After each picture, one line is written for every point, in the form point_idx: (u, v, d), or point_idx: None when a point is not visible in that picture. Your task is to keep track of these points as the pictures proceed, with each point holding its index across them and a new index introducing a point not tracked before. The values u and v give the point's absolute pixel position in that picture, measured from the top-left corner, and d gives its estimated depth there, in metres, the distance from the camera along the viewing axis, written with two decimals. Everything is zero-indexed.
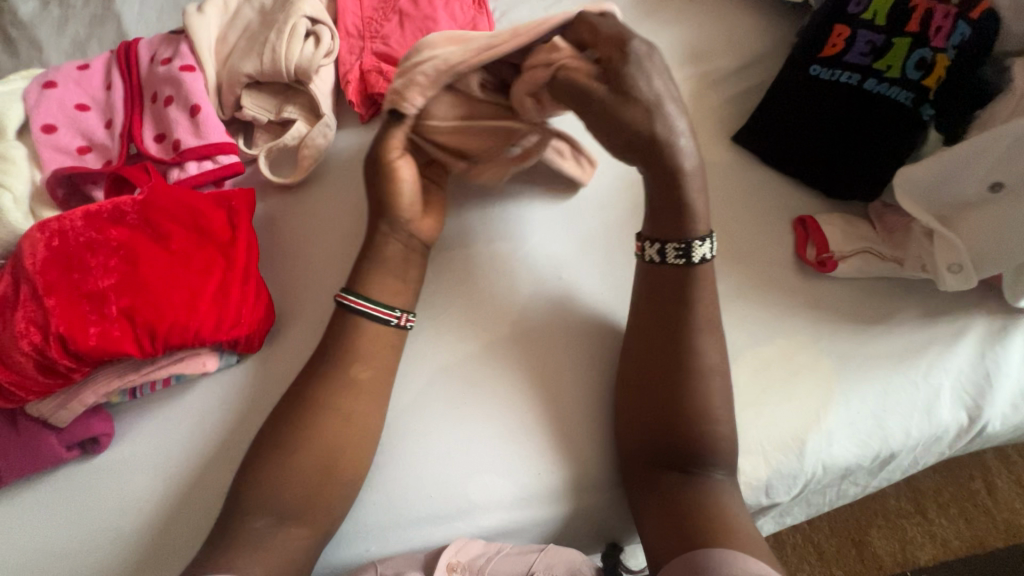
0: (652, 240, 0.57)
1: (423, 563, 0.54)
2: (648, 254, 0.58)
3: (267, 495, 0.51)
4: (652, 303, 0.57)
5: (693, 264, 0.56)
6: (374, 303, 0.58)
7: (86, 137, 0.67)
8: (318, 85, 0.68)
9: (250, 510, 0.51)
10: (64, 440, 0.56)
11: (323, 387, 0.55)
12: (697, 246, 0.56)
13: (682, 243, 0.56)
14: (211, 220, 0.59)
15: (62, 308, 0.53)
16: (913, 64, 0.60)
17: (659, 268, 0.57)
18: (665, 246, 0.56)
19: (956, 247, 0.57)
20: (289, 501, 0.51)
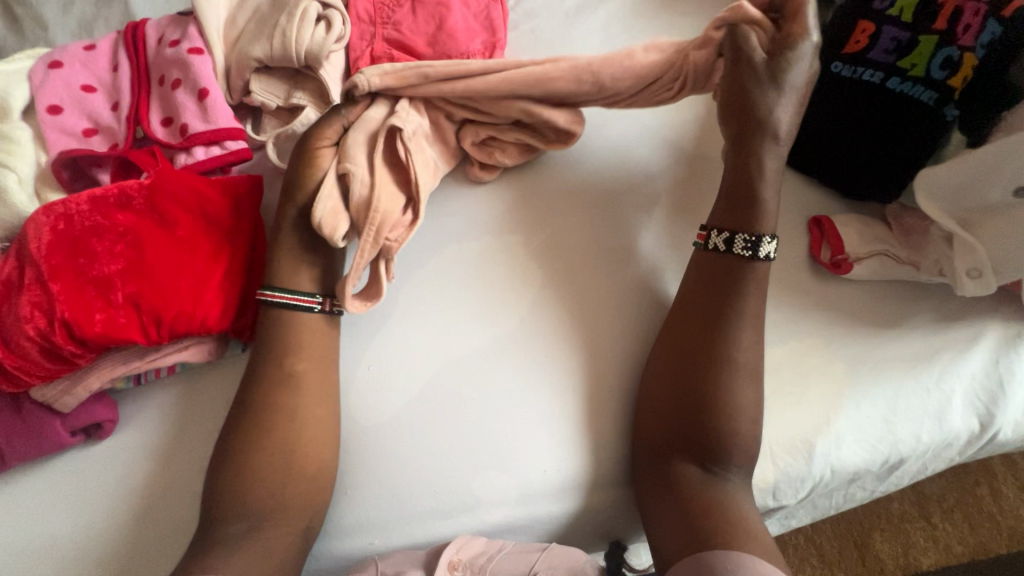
0: (719, 230, 0.58)
1: (424, 560, 0.54)
2: (713, 243, 0.58)
3: (240, 500, 0.52)
4: (684, 307, 0.58)
5: (758, 258, 0.56)
6: (294, 292, 0.58)
7: (92, 119, 0.66)
8: (328, 71, 0.67)
9: (226, 517, 0.51)
10: (68, 425, 0.55)
11: (292, 393, 0.55)
12: (764, 243, 0.57)
13: (751, 235, 0.57)
14: (218, 207, 0.58)
15: (66, 293, 0.52)
16: (938, 63, 0.58)
17: (723, 257, 0.57)
18: (734, 235, 0.57)
19: (976, 252, 0.57)
20: (257, 503, 0.52)
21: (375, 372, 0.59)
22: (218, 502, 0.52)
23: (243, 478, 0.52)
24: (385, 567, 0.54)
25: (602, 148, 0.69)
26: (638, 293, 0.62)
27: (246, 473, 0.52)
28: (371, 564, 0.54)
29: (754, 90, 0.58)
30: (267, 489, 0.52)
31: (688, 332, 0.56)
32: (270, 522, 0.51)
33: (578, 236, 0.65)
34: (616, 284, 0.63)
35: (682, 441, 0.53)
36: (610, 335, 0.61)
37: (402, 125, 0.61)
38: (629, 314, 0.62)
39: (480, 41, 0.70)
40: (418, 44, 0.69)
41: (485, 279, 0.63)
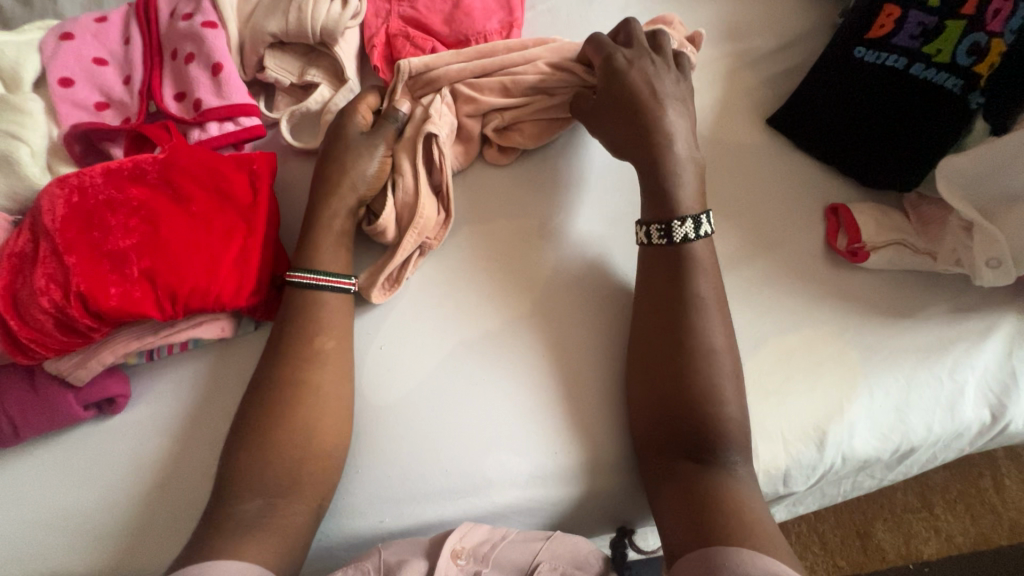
0: (641, 225, 0.59)
1: (425, 549, 0.54)
2: (638, 238, 0.60)
3: (252, 476, 0.51)
4: (682, 286, 0.56)
5: (676, 244, 0.57)
6: (329, 274, 0.58)
7: (105, 93, 0.65)
8: (343, 48, 0.66)
9: (239, 492, 0.50)
10: (81, 399, 0.56)
11: (314, 368, 0.55)
12: (677, 227, 0.57)
13: (662, 223, 0.57)
14: (233, 183, 0.58)
15: (81, 267, 0.52)
16: (965, 50, 0.58)
17: (653, 252, 0.58)
18: (648, 228, 0.58)
19: (996, 241, 0.55)
20: (273, 479, 0.51)
21: (388, 353, 0.59)
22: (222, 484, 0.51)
23: (245, 459, 0.52)
24: (389, 555, 0.53)
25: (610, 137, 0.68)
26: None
27: (248, 454, 0.52)
28: (374, 552, 0.54)
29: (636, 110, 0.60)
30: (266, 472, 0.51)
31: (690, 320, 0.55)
32: (276, 501, 0.51)
33: (591, 220, 0.64)
34: (632, 268, 0.62)
35: (690, 426, 0.52)
36: (624, 320, 0.60)
37: (438, 131, 0.62)
38: None
39: (497, 20, 0.69)
40: (434, 22, 0.68)
41: (498, 264, 0.63)
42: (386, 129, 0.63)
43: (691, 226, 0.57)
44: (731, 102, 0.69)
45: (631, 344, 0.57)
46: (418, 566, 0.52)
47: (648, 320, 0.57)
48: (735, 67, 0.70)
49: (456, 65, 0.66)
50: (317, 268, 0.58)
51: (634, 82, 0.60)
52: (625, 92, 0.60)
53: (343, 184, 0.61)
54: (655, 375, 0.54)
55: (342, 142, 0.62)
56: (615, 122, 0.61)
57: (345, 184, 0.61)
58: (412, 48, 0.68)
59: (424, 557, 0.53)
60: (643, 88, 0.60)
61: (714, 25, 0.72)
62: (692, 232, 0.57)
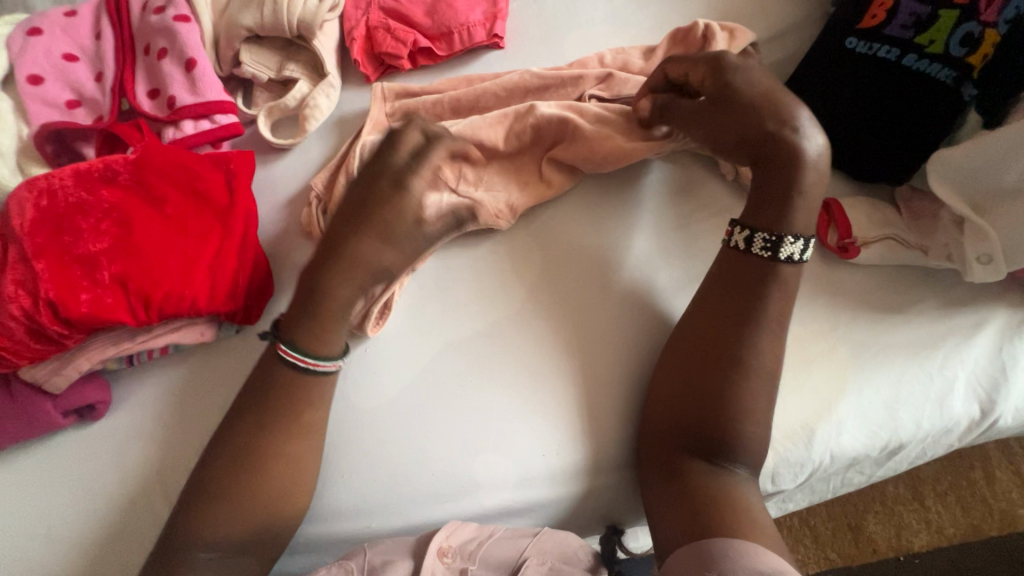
0: (742, 226, 0.55)
1: (412, 547, 0.54)
2: (734, 240, 0.55)
3: (214, 525, 0.49)
4: (722, 293, 0.55)
5: (777, 260, 0.53)
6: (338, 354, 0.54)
7: (76, 90, 0.63)
8: (322, 42, 0.64)
9: (197, 537, 0.49)
10: (60, 406, 0.54)
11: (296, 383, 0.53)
12: (787, 244, 0.53)
13: (772, 236, 0.53)
14: (209, 183, 0.56)
15: (52, 272, 0.51)
16: (958, 40, 0.56)
17: (742, 256, 0.54)
18: (754, 234, 0.54)
19: (987, 237, 0.55)
20: (239, 531, 0.49)
21: (373, 354, 0.58)
22: (205, 497, 0.49)
23: (231, 469, 0.50)
24: (374, 555, 0.53)
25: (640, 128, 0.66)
26: (643, 275, 0.61)
27: (235, 481, 0.50)
28: (359, 552, 0.53)
29: (762, 135, 0.53)
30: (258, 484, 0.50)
31: (693, 332, 0.55)
32: (245, 541, 0.50)
33: (581, 218, 0.63)
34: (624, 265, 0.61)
35: (685, 431, 0.52)
36: (614, 320, 0.59)
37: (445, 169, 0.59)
38: (636, 300, 0.60)
39: (480, 11, 0.67)
40: (415, 14, 0.67)
41: (486, 266, 0.62)
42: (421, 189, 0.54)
43: (799, 247, 0.53)
44: None
45: (670, 346, 0.56)
46: (404, 566, 0.52)
47: (682, 326, 0.56)
48: None
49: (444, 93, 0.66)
50: (324, 350, 0.53)
51: (749, 78, 0.55)
52: (750, 91, 0.54)
53: (369, 273, 0.54)
54: (666, 376, 0.54)
55: (388, 229, 0.53)
56: (738, 126, 0.54)
57: (371, 274, 0.54)
58: (393, 41, 0.66)
59: (410, 556, 0.53)
60: (761, 86, 0.54)
61: (705, 13, 0.70)
62: (797, 254, 0.53)
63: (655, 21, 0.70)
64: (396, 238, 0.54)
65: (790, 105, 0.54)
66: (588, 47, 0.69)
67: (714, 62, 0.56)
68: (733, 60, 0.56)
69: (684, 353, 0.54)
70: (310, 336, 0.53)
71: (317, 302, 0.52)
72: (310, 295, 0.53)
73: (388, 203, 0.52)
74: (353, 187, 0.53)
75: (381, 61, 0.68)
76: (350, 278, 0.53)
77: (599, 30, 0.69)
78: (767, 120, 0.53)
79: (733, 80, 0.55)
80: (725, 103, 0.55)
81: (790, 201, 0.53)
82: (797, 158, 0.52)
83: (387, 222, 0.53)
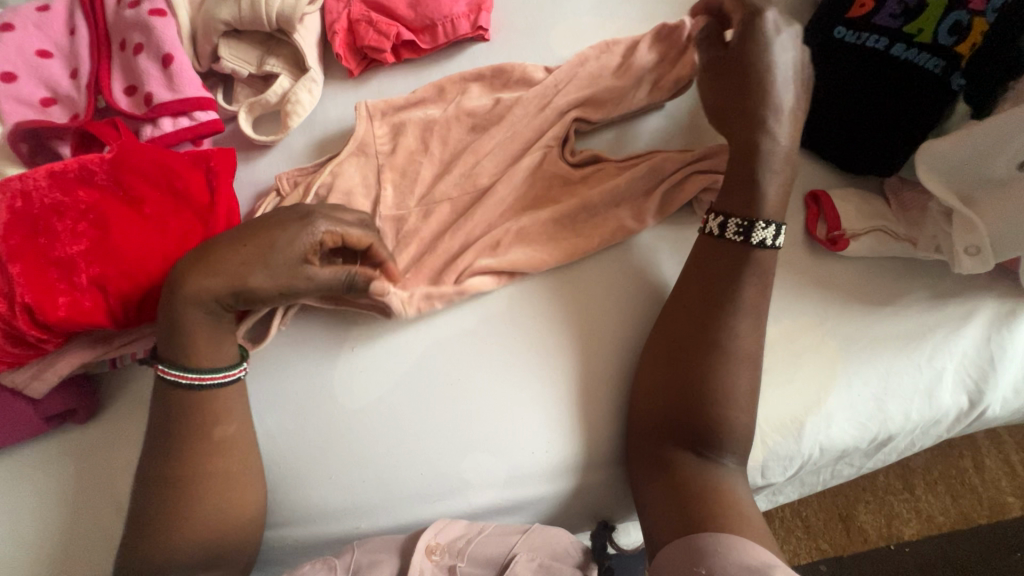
0: (715, 213, 0.55)
1: (401, 546, 0.53)
2: (709, 227, 0.56)
3: (175, 526, 0.49)
4: (699, 283, 0.55)
5: (750, 245, 0.53)
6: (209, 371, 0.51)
7: (51, 88, 0.62)
8: (303, 36, 0.63)
9: (159, 541, 0.48)
10: (42, 411, 0.54)
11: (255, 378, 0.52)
12: (758, 229, 0.53)
13: (744, 220, 0.54)
14: (187, 182, 0.55)
15: (27, 275, 0.50)
16: (946, 29, 0.56)
17: (717, 242, 0.55)
18: (727, 220, 0.54)
19: (975, 228, 0.54)
20: (200, 531, 0.49)
21: (358, 355, 0.58)
22: (178, 501, 0.49)
23: (212, 471, 0.50)
24: (361, 554, 0.52)
25: (627, 134, 0.65)
26: (632, 270, 0.60)
27: (200, 484, 0.50)
28: (347, 550, 0.53)
29: (746, 116, 0.54)
30: (244, 484, 0.51)
31: (678, 327, 0.54)
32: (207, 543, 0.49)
33: None
34: (611, 261, 0.60)
35: (673, 425, 0.52)
36: (603, 317, 0.58)
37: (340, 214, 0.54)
38: (625, 296, 0.59)
39: (464, 3, 0.66)
40: (397, 5, 0.65)
41: (482, 298, 0.59)
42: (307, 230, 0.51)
43: (772, 232, 0.53)
44: None
45: (652, 340, 0.56)
46: (389, 566, 0.52)
47: (661, 319, 0.56)
48: None
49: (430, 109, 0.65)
50: (195, 360, 0.51)
51: (760, 50, 0.54)
52: (754, 65, 0.54)
53: (233, 296, 0.51)
54: (653, 371, 0.54)
55: (267, 268, 0.50)
56: (725, 99, 0.56)
57: (234, 296, 0.51)
58: (376, 34, 0.65)
59: (397, 556, 0.52)
60: (773, 65, 0.54)
61: None
62: (769, 239, 0.53)
63: (643, 12, 0.69)
64: (273, 279, 0.50)
65: (771, 93, 0.53)
66: (575, 38, 0.67)
67: (749, 21, 0.54)
68: (767, 24, 0.54)
69: (670, 347, 0.54)
70: (176, 342, 0.50)
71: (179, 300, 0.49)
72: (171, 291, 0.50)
73: (273, 241, 0.50)
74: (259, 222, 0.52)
75: (364, 54, 0.67)
76: (209, 291, 0.50)
77: (585, 21, 0.68)
78: (743, 101, 0.54)
79: (754, 46, 0.54)
80: (736, 66, 0.55)
81: (755, 191, 0.54)
82: (751, 150, 0.54)
83: (262, 252, 0.50)
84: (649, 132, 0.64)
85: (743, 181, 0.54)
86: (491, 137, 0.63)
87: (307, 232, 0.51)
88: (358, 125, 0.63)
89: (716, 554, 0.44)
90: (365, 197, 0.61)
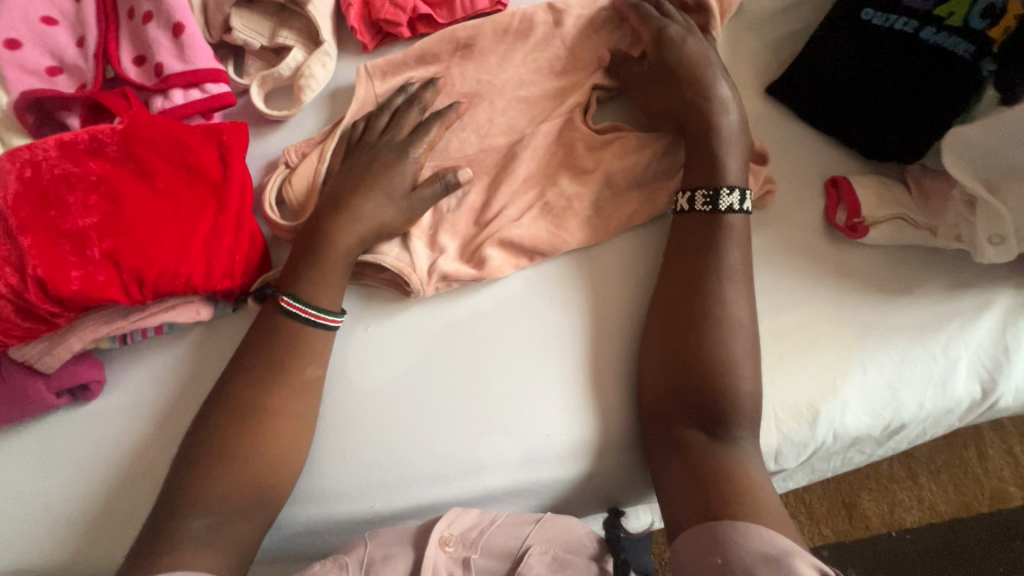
0: (682, 190, 0.56)
1: (413, 538, 0.52)
2: (678, 205, 0.57)
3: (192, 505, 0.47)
4: (682, 256, 0.55)
5: (719, 212, 0.54)
6: (319, 311, 0.53)
7: (57, 56, 0.60)
8: (317, 7, 0.62)
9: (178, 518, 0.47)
10: (53, 386, 0.53)
11: (266, 352, 0.52)
12: (724, 196, 0.54)
13: (710, 190, 0.55)
14: (201, 156, 0.54)
15: (39, 248, 0.49)
16: (979, 13, 0.56)
17: (688, 216, 0.56)
18: (694, 193, 0.55)
19: (1001, 218, 0.54)
20: (229, 505, 0.48)
21: (373, 334, 0.57)
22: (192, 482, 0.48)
23: (218, 455, 0.49)
24: (373, 548, 0.52)
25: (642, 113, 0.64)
26: (651, 257, 0.59)
27: (215, 467, 0.48)
28: (359, 545, 0.53)
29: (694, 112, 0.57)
30: (258, 470, 0.49)
31: (686, 303, 0.53)
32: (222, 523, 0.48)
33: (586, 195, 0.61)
34: (631, 246, 0.60)
35: (691, 409, 0.51)
36: (620, 300, 0.58)
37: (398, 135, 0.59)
38: (642, 279, 0.58)
39: None
40: None
41: (503, 280, 0.59)
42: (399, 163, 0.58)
43: (738, 196, 0.55)
44: (732, 65, 0.66)
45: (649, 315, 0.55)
46: (402, 563, 0.51)
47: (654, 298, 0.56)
48: (734, 31, 0.67)
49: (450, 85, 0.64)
50: (325, 303, 0.54)
51: (688, 54, 0.58)
52: (678, 65, 0.58)
53: (373, 232, 0.56)
54: (663, 353, 0.53)
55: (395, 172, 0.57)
56: (664, 101, 0.59)
57: (372, 229, 0.56)
58: (393, 6, 0.63)
59: (411, 548, 0.52)
60: (696, 64, 0.57)
61: None
62: (738, 204, 0.54)
63: None
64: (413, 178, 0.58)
65: (710, 80, 0.57)
66: None
67: (656, 32, 0.59)
68: (671, 34, 0.59)
69: (683, 324, 0.52)
70: (308, 283, 0.54)
71: (313, 261, 0.54)
72: (306, 256, 0.54)
73: (389, 166, 0.57)
74: (346, 185, 0.57)
75: (379, 28, 0.65)
76: (350, 233, 0.55)
77: None
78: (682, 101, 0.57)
79: (673, 52, 0.58)
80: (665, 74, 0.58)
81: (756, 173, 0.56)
82: (711, 128, 0.56)
83: (380, 184, 0.57)
84: None
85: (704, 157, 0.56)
86: (501, 116, 0.62)
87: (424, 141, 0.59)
88: (357, 86, 0.63)
89: (732, 543, 0.44)
90: None
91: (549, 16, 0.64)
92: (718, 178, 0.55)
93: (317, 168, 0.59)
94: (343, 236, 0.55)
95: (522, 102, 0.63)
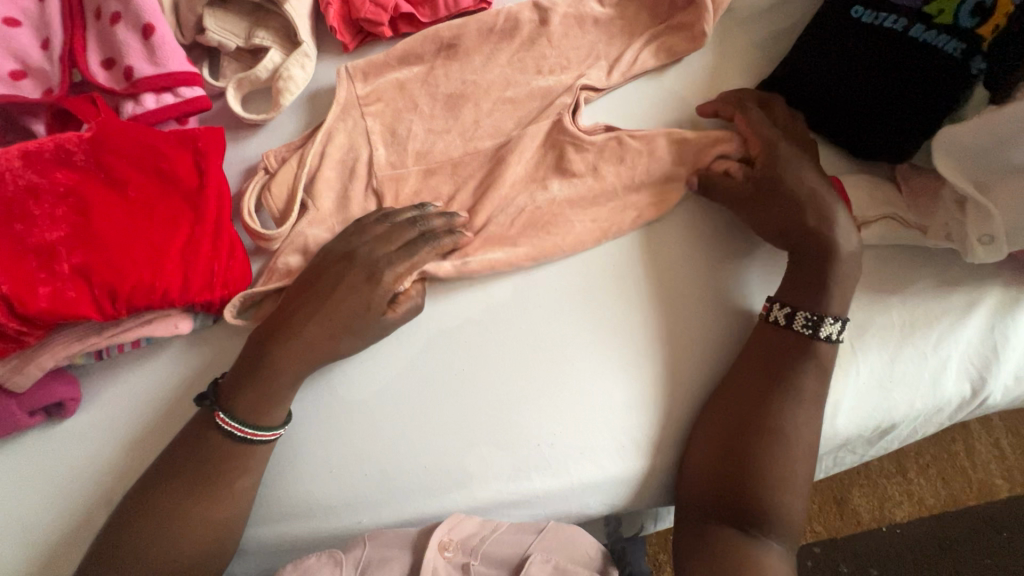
0: (781, 302, 0.53)
1: (413, 541, 0.51)
2: (772, 315, 0.53)
3: (168, 537, 0.47)
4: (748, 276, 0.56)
5: (816, 338, 0.51)
6: (254, 427, 0.50)
7: (19, 59, 0.57)
8: (295, 6, 0.59)
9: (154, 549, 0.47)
10: (25, 406, 0.51)
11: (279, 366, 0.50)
12: (827, 324, 0.51)
13: (813, 314, 0.51)
14: (175, 165, 0.52)
15: (4, 265, 0.47)
16: (968, 10, 0.55)
17: (783, 331, 0.52)
18: (796, 311, 0.52)
19: (990, 217, 0.53)
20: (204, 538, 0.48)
21: None
22: (169, 511, 0.48)
23: (199, 483, 0.49)
24: (371, 550, 0.50)
25: (629, 110, 0.63)
26: (664, 262, 0.57)
27: (198, 498, 0.48)
28: (358, 545, 0.51)
29: (793, 232, 0.53)
30: (239, 484, 0.50)
31: (737, 376, 0.52)
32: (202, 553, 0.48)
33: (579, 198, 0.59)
34: (645, 250, 0.58)
35: (730, 426, 0.50)
36: (614, 303, 0.56)
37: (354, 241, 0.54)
38: (636, 281, 0.57)
39: None
40: None
41: (491, 287, 0.57)
42: (351, 273, 0.52)
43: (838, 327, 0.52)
44: (722, 62, 0.65)
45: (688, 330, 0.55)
46: (399, 564, 0.50)
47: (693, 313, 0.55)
48: (722, 27, 0.67)
49: (435, 86, 0.62)
50: (266, 421, 0.50)
51: (795, 173, 0.54)
52: (787, 188, 0.53)
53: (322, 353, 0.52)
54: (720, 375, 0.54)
55: (371, 259, 0.53)
56: (783, 217, 0.53)
57: (320, 347, 0.52)
58: (374, 4, 0.61)
59: (409, 551, 0.50)
60: (809, 184, 0.53)
61: None
62: (837, 334, 0.51)
63: None
64: (416, 256, 0.54)
65: (824, 200, 0.53)
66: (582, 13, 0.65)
67: (768, 144, 0.55)
68: (783, 155, 0.54)
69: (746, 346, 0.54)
70: (247, 401, 0.50)
71: (257, 376, 0.50)
72: (252, 369, 0.50)
73: (342, 275, 0.52)
74: (292, 301, 0.52)
75: (360, 27, 0.64)
76: (293, 351, 0.51)
77: None
78: (786, 221, 0.53)
79: (783, 172, 0.54)
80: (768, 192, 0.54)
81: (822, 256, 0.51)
82: (789, 224, 0.53)
83: (327, 294, 0.52)
84: (654, 107, 0.63)
85: (806, 278, 0.52)
86: (488, 118, 0.61)
87: (417, 222, 0.55)
88: (338, 87, 0.61)
89: None
90: (364, 180, 0.59)
91: (534, 15, 0.63)
92: (821, 304, 0.51)
93: (298, 172, 0.57)
94: (284, 352, 0.50)
95: (509, 104, 0.61)
